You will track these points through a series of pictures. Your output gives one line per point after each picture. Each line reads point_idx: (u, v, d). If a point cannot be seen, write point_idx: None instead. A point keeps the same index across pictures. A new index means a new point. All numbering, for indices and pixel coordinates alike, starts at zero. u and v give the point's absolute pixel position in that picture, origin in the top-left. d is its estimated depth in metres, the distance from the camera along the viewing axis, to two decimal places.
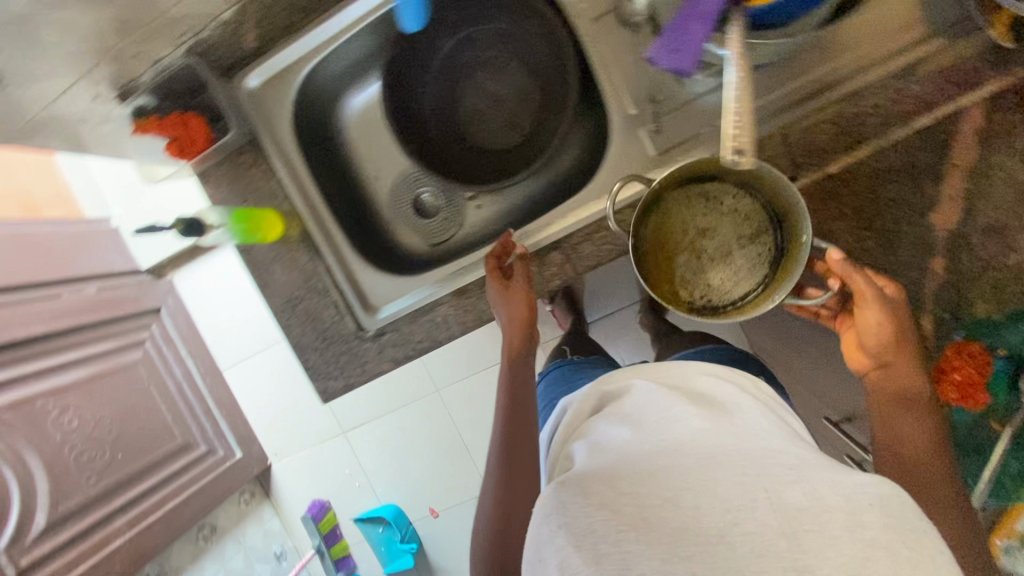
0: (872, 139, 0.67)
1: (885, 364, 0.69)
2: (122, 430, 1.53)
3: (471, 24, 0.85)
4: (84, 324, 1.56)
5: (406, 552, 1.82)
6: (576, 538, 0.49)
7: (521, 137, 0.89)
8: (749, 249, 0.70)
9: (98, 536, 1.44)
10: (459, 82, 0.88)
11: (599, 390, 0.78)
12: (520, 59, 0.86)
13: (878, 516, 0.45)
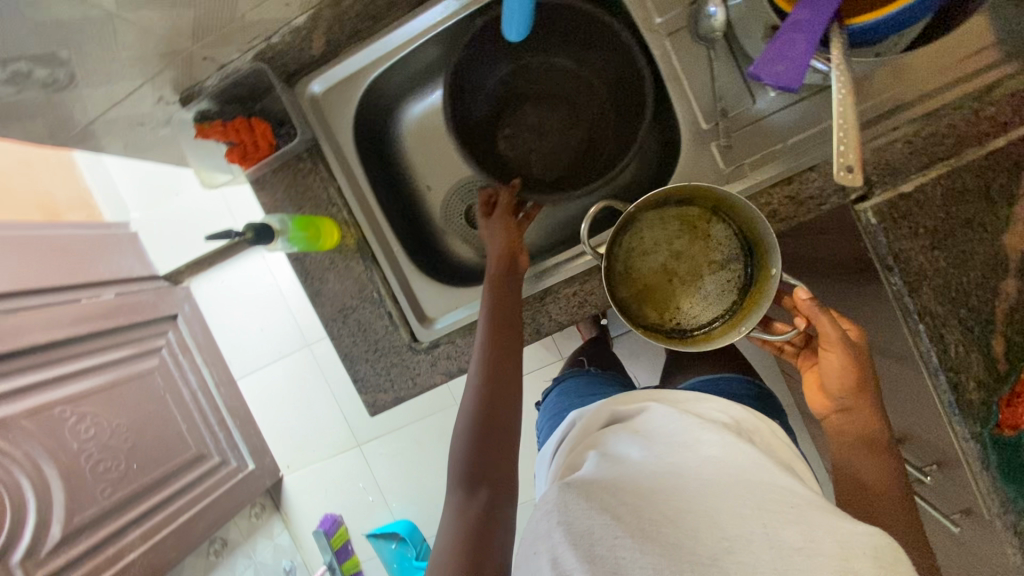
0: (945, 159, 0.69)
1: (847, 409, 0.66)
2: (137, 440, 1.49)
3: (533, 54, 0.86)
4: (103, 329, 1.52)
5: (419, 569, 1.75)
6: (574, 536, 0.50)
7: (567, 169, 0.89)
8: (718, 275, 0.73)
9: (110, 551, 1.37)
10: (511, 109, 0.89)
11: (609, 408, 0.76)
12: (577, 92, 0.87)
13: (871, 566, 0.44)
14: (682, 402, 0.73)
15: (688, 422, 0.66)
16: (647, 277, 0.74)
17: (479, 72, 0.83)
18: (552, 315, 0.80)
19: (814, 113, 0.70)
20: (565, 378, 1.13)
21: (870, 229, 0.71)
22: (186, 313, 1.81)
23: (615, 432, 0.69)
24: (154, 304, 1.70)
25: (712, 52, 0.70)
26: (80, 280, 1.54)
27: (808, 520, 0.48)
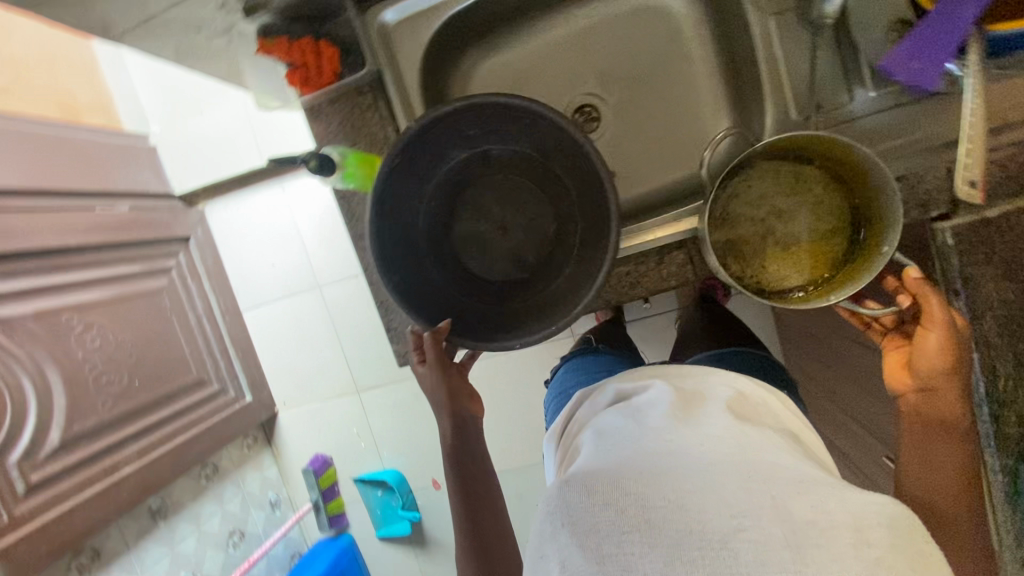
0: None
1: (928, 390, 0.61)
2: (141, 357, 1.48)
3: (487, 139, 0.69)
4: (117, 241, 1.48)
5: (405, 519, 1.76)
6: (582, 538, 0.48)
7: (525, 276, 0.73)
8: (819, 243, 0.69)
9: (107, 462, 1.35)
10: (457, 203, 0.73)
11: (614, 386, 0.70)
12: (538, 187, 0.72)
13: (884, 537, 0.44)
14: (689, 375, 0.68)
15: (689, 406, 0.60)
16: (740, 226, 0.70)
17: (418, 169, 0.67)
18: (600, 291, 0.78)
19: (913, 121, 0.66)
20: (573, 355, 1.07)
21: (942, 250, 0.69)
22: (198, 238, 1.77)
23: (615, 412, 0.64)
24: (167, 224, 1.66)
25: (816, 39, 0.67)
26: (96, 187, 1.49)
27: (817, 490, 0.47)
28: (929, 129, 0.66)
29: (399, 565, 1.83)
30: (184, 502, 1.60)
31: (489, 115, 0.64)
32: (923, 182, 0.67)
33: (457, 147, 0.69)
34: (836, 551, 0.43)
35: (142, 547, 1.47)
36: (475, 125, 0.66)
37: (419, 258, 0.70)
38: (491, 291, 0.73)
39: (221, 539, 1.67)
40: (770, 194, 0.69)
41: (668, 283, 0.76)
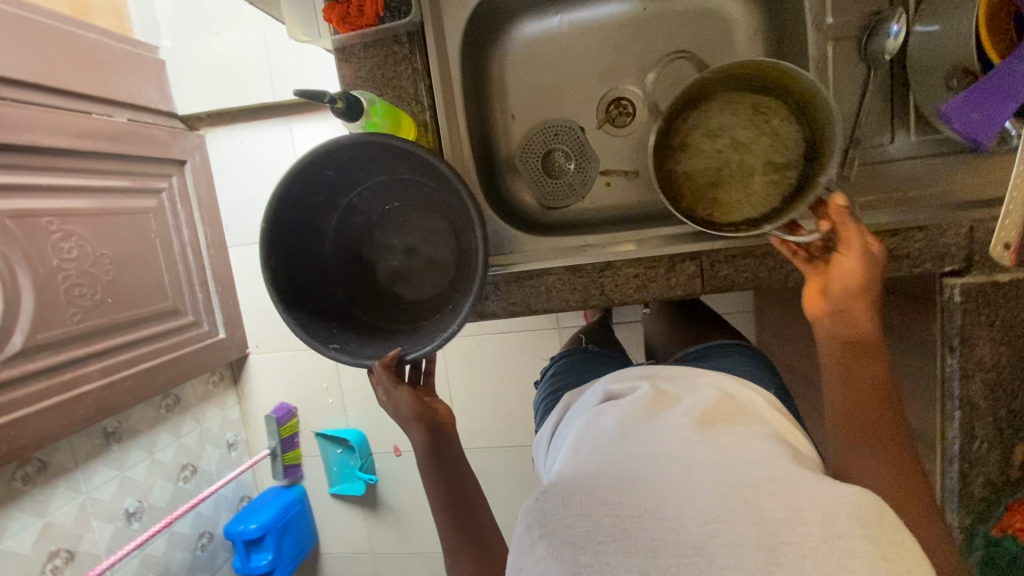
0: None
1: (842, 313, 0.59)
2: (118, 275, 1.43)
3: (346, 189, 0.75)
4: (109, 151, 1.42)
5: (360, 481, 1.74)
6: (556, 547, 0.41)
7: (455, 270, 0.76)
8: (771, 177, 0.68)
9: (68, 376, 1.30)
10: (360, 245, 0.78)
11: (603, 387, 0.68)
12: (418, 201, 0.76)
13: (855, 527, 0.40)
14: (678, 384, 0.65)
15: (671, 412, 0.57)
16: (695, 152, 0.70)
17: (306, 246, 0.73)
18: (605, 291, 0.76)
19: (936, 175, 0.67)
20: (559, 358, 1.00)
21: (949, 306, 0.68)
22: (195, 163, 1.69)
23: (599, 421, 0.60)
24: (163, 143, 1.58)
25: (871, 74, 0.65)
26: (102, 94, 1.43)
27: (789, 491, 0.43)
28: (949, 186, 0.67)
29: (348, 524, 1.81)
30: (140, 429, 1.55)
31: (335, 166, 0.70)
32: (941, 238, 0.66)
33: (327, 211, 0.75)
34: (807, 550, 0.39)
35: (91, 467, 1.42)
36: (330, 178, 0.71)
37: (353, 321, 0.76)
38: (425, 315, 0.76)
39: (172, 470, 1.65)
40: (727, 125, 0.69)
41: (674, 293, 0.75)
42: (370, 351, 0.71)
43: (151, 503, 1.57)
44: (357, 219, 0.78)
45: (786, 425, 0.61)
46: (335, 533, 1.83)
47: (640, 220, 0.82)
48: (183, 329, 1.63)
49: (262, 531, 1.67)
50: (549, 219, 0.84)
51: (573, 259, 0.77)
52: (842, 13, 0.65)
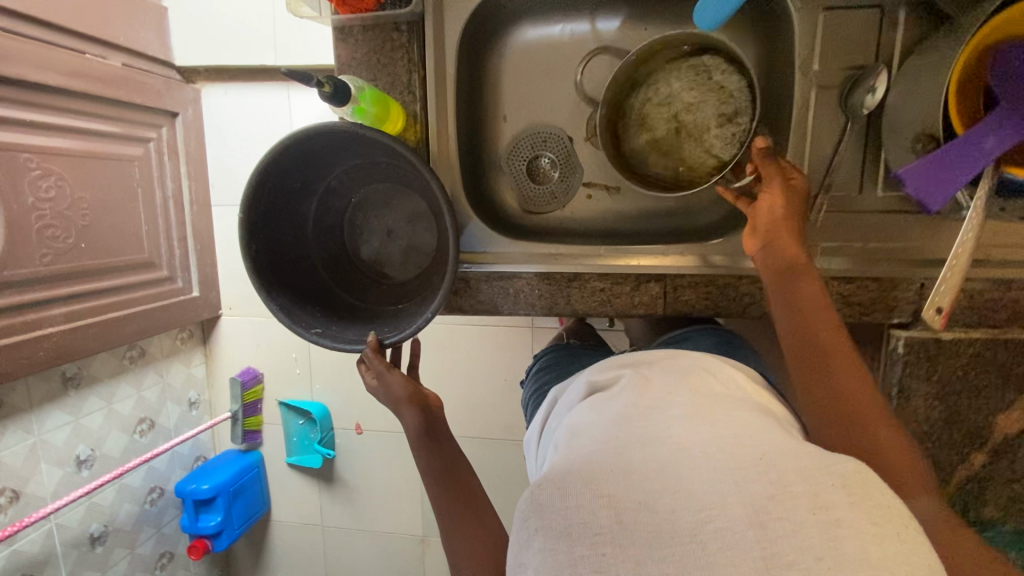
0: (990, 327, 0.69)
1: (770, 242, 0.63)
2: (96, 220, 1.41)
3: (323, 176, 0.75)
4: (98, 94, 1.39)
5: (318, 454, 1.75)
6: (553, 541, 0.43)
7: (433, 250, 0.78)
8: (726, 129, 0.75)
9: (30, 317, 1.28)
10: (345, 229, 0.80)
11: (586, 377, 0.67)
12: (398, 183, 0.77)
13: (842, 496, 0.42)
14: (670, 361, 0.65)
15: (649, 394, 0.57)
16: (653, 117, 0.77)
17: (287, 232, 0.73)
18: (571, 300, 0.79)
19: (902, 233, 0.68)
20: (543, 352, 1.01)
21: (891, 355, 0.72)
22: (187, 117, 1.66)
23: (583, 418, 0.58)
24: (158, 93, 1.55)
25: (849, 125, 0.67)
26: (99, 34, 1.40)
27: (778, 468, 0.44)
28: (918, 241, 0.68)
29: (301, 495, 1.82)
30: (100, 378, 1.54)
31: (314, 152, 0.70)
32: (894, 291, 0.70)
33: (306, 197, 0.75)
34: (797, 521, 0.40)
35: (45, 411, 1.40)
36: (300, 172, 0.71)
37: (340, 304, 0.76)
38: (408, 297, 0.77)
39: (129, 423, 1.63)
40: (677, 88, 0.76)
41: (635, 311, 0.78)
42: (353, 334, 0.71)
43: (104, 453, 1.56)
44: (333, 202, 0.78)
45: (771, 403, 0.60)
46: (287, 502, 1.84)
47: (616, 236, 0.84)
48: (156, 283, 1.61)
49: (214, 493, 1.67)
50: (528, 221, 0.86)
51: (541, 266, 0.78)
52: (830, 63, 0.66)
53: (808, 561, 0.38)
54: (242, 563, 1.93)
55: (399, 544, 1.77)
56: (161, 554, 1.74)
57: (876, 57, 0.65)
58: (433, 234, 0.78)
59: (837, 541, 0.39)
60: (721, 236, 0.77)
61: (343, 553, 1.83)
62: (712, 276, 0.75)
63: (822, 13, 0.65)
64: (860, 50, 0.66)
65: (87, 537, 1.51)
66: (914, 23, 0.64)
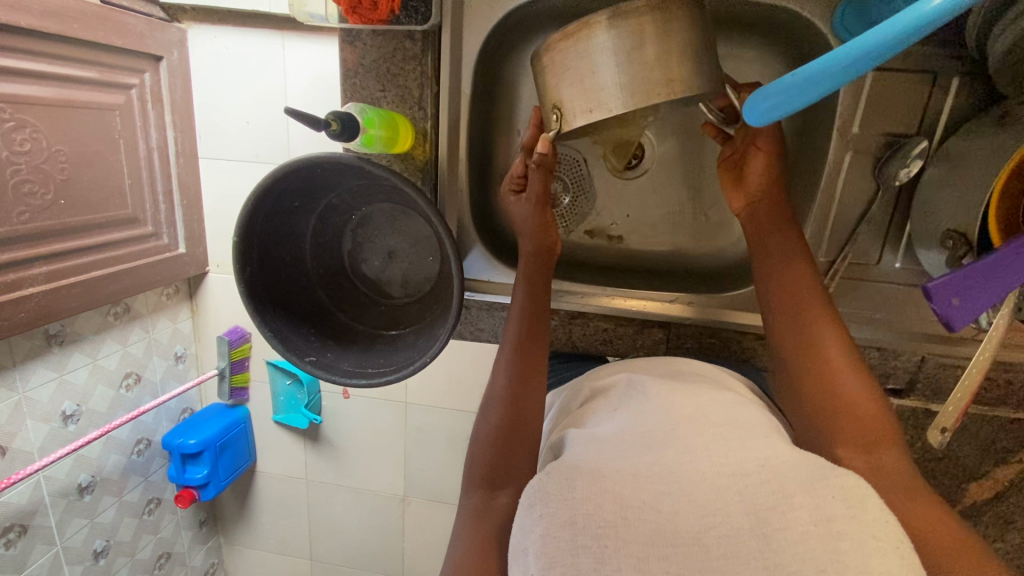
0: (981, 406, 0.75)
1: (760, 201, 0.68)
2: (74, 173, 1.11)
3: (323, 196, 0.72)
4: (70, 15, 1.05)
5: (305, 416, 1.54)
6: (555, 527, 0.42)
7: (434, 276, 0.77)
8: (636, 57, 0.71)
9: (7, 278, 1.01)
10: (340, 245, 0.78)
11: (586, 383, 0.70)
12: (399, 205, 0.76)
13: (843, 509, 0.40)
14: (666, 370, 0.68)
15: (655, 397, 0.59)
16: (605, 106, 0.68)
17: (283, 250, 0.70)
18: (572, 335, 0.86)
19: (900, 306, 0.72)
20: None
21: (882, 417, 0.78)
22: (174, 62, 1.29)
23: (574, 423, 0.63)
24: (139, 35, 1.19)
25: (878, 193, 0.68)
26: None
27: (779, 476, 0.44)
28: (910, 315, 0.71)
29: (288, 453, 1.63)
30: (85, 334, 1.30)
31: (313, 176, 0.66)
32: (894, 360, 0.75)
33: (305, 216, 0.72)
34: (798, 532, 0.40)
35: (30, 369, 1.19)
36: (297, 195, 0.68)
37: (335, 323, 0.74)
38: (405, 320, 0.76)
39: (115, 377, 1.40)
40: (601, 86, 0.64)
41: (636, 350, 0.84)
42: (350, 365, 0.68)
43: (91, 407, 1.34)
44: (331, 221, 0.76)
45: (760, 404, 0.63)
46: (276, 458, 1.64)
47: (621, 271, 0.85)
48: (139, 241, 1.29)
49: (201, 448, 1.47)
50: None
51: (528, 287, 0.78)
52: (868, 124, 0.67)
53: (806, 570, 0.37)
54: (229, 513, 1.77)
55: (383, 504, 1.60)
56: (149, 501, 1.57)
57: (919, 127, 0.66)
58: (436, 261, 0.77)
59: (838, 554, 0.38)
60: (722, 289, 0.80)
61: (330, 516, 1.66)
62: (716, 328, 0.81)
63: (871, 72, 0.65)
64: (900, 117, 0.66)
65: (75, 487, 1.34)
66: (963, 94, 0.64)
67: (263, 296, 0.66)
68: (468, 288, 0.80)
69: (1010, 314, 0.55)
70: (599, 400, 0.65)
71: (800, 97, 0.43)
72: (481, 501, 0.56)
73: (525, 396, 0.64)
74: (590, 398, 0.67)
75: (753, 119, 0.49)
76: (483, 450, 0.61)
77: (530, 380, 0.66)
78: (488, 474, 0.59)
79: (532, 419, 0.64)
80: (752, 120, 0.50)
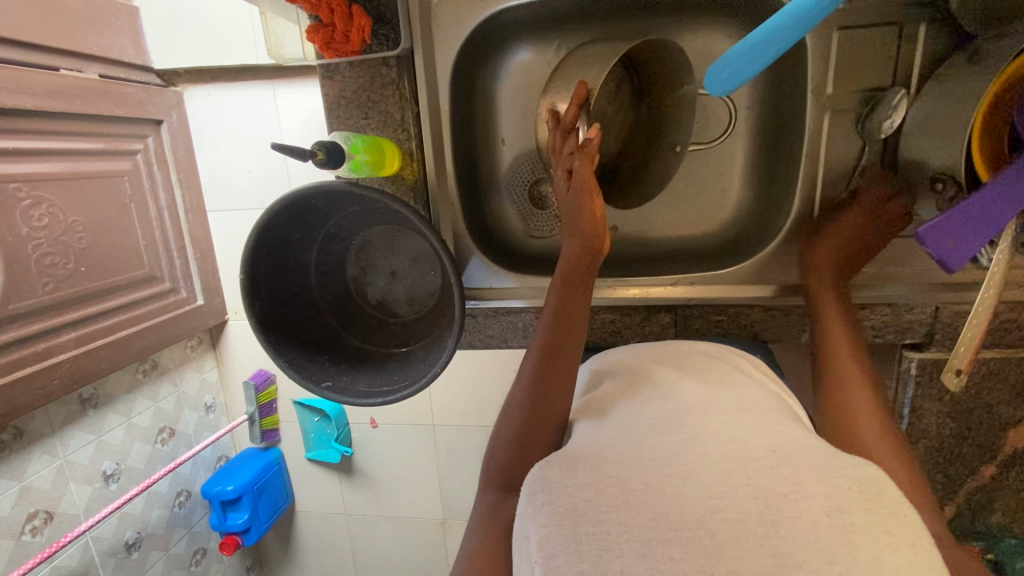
0: (1005, 347, 0.74)
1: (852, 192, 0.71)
2: (93, 241, 1.16)
3: (322, 227, 0.75)
4: (74, 94, 1.11)
5: (336, 450, 1.55)
6: (557, 516, 0.42)
7: (439, 292, 0.79)
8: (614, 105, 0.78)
9: (40, 347, 1.05)
10: (344, 274, 0.80)
11: (590, 368, 0.72)
12: (394, 227, 0.78)
13: (858, 501, 0.39)
14: (668, 353, 0.69)
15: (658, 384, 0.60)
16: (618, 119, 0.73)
17: (290, 284, 0.73)
18: None
19: (902, 258, 0.72)
20: None
21: (906, 375, 0.77)
22: (173, 124, 1.35)
23: (584, 411, 0.62)
24: (138, 103, 1.25)
25: (864, 149, 0.70)
26: (71, 46, 1.12)
27: (791, 463, 0.42)
28: (917, 268, 0.72)
29: (324, 489, 1.64)
30: (117, 394, 1.34)
31: (309, 207, 0.69)
32: (908, 314, 0.74)
33: (307, 246, 0.75)
34: (810, 521, 0.38)
35: (68, 434, 1.23)
36: (298, 230, 0.71)
37: (346, 350, 0.76)
38: (414, 338, 0.78)
39: (150, 433, 1.43)
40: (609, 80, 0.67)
41: (648, 336, 0.84)
42: (364, 386, 0.70)
43: (130, 465, 1.38)
44: (333, 250, 0.78)
45: (781, 391, 0.64)
46: (313, 496, 1.66)
47: (616, 259, 0.86)
48: (159, 298, 1.33)
49: (240, 493, 1.49)
50: (529, 247, 0.85)
51: (524, 285, 0.80)
52: (843, 84, 0.69)
53: (818, 561, 0.36)
54: (274, 559, 1.77)
55: (422, 528, 1.60)
56: (195, 552, 1.59)
57: (893, 79, 0.68)
58: (438, 274, 0.79)
59: (848, 547, 0.37)
60: (722, 264, 0.81)
61: (372, 547, 1.66)
62: (724, 306, 0.81)
63: (836, 32, 0.67)
64: (873, 71, 0.68)
65: (123, 544, 1.37)
66: (931, 40, 0.65)
67: (274, 329, 0.68)
68: (471, 298, 0.82)
69: (1009, 248, 0.57)
70: (605, 384, 0.65)
71: (754, 62, 0.52)
72: (497, 501, 0.56)
73: (548, 383, 0.61)
74: (590, 388, 0.68)
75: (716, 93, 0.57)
76: (494, 452, 0.60)
77: (556, 378, 0.62)
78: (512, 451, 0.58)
79: (559, 403, 0.61)
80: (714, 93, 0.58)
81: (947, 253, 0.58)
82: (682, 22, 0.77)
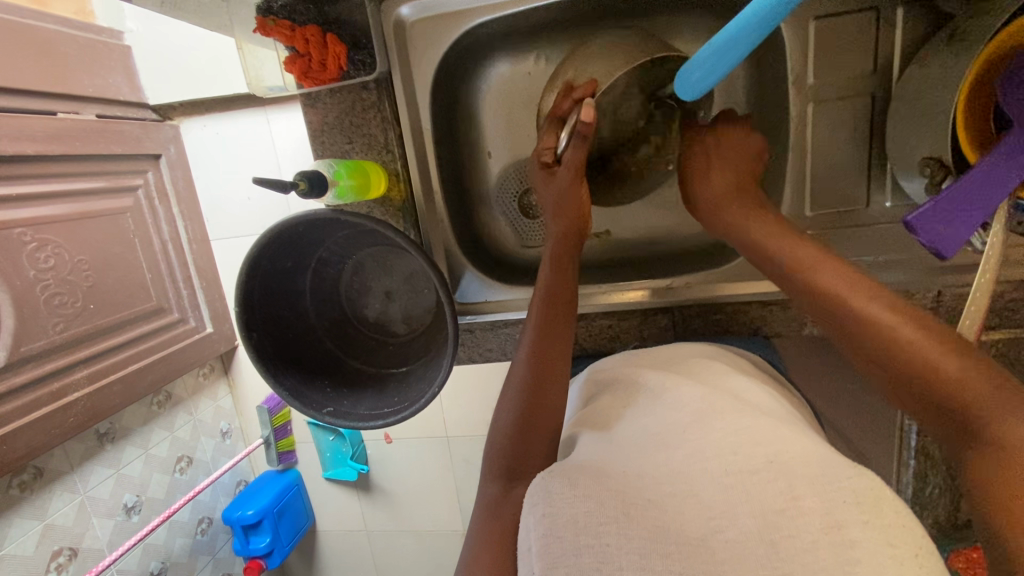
0: (1014, 328, 0.72)
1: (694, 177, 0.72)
2: (100, 278, 1.17)
3: (315, 252, 0.76)
4: (73, 136, 1.13)
5: (352, 468, 1.55)
6: (558, 526, 0.41)
7: (434, 308, 0.80)
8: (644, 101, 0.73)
9: (56, 386, 1.08)
10: (340, 296, 0.81)
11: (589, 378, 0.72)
12: (385, 247, 0.79)
13: (857, 513, 0.38)
14: (665, 358, 0.68)
15: (654, 393, 0.59)
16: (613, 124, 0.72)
17: (287, 311, 0.74)
18: (579, 337, 0.86)
19: (898, 245, 0.71)
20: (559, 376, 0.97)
21: None
22: (171, 156, 1.37)
23: (584, 423, 0.61)
24: (136, 138, 1.27)
25: (850, 137, 0.70)
26: (66, 88, 1.14)
27: (788, 475, 0.41)
28: (916, 254, 0.71)
29: (342, 509, 1.64)
30: (133, 427, 1.35)
31: (299, 236, 0.69)
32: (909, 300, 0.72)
33: (301, 273, 0.75)
34: (807, 540, 0.37)
35: (87, 470, 1.25)
36: (290, 257, 0.71)
37: (346, 372, 0.76)
38: (413, 357, 0.78)
39: (167, 463, 1.45)
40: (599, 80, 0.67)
41: (647, 338, 0.83)
42: (366, 409, 0.70)
43: (150, 496, 1.39)
44: (328, 274, 0.79)
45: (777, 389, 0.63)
46: (333, 516, 1.66)
47: (615, 265, 0.88)
48: (169, 329, 1.35)
49: (260, 517, 1.50)
50: (522, 258, 0.86)
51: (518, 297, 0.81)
52: (824, 75, 0.68)
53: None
54: None
55: (442, 542, 1.60)
56: None
57: (875, 66, 0.67)
58: (433, 292, 0.80)
59: (851, 563, 0.35)
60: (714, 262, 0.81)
61: (394, 564, 1.66)
62: (721, 304, 0.80)
63: (813, 21, 0.66)
64: (854, 59, 0.67)
65: None
66: (910, 23, 0.65)
67: (273, 358, 0.69)
68: (467, 312, 0.82)
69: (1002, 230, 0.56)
70: (604, 395, 0.65)
71: (727, 59, 0.52)
72: None
73: (540, 393, 0.60)
74: (589, 400, 0.68)
75: (687, 95, 0.57)
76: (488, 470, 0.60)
77: (550, 391, 0.61)
78: (501, 466, 0.56)
79: (551, 412, 0.60)
80: (685, 95, 0.57)
81: (940, 241, 0.57)
82: (659, 22, 0.77)
